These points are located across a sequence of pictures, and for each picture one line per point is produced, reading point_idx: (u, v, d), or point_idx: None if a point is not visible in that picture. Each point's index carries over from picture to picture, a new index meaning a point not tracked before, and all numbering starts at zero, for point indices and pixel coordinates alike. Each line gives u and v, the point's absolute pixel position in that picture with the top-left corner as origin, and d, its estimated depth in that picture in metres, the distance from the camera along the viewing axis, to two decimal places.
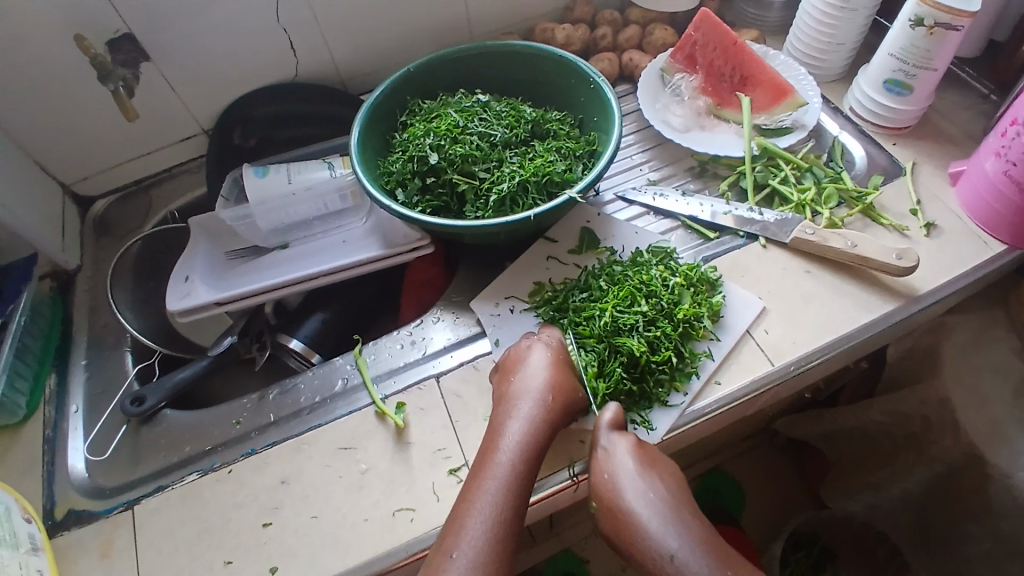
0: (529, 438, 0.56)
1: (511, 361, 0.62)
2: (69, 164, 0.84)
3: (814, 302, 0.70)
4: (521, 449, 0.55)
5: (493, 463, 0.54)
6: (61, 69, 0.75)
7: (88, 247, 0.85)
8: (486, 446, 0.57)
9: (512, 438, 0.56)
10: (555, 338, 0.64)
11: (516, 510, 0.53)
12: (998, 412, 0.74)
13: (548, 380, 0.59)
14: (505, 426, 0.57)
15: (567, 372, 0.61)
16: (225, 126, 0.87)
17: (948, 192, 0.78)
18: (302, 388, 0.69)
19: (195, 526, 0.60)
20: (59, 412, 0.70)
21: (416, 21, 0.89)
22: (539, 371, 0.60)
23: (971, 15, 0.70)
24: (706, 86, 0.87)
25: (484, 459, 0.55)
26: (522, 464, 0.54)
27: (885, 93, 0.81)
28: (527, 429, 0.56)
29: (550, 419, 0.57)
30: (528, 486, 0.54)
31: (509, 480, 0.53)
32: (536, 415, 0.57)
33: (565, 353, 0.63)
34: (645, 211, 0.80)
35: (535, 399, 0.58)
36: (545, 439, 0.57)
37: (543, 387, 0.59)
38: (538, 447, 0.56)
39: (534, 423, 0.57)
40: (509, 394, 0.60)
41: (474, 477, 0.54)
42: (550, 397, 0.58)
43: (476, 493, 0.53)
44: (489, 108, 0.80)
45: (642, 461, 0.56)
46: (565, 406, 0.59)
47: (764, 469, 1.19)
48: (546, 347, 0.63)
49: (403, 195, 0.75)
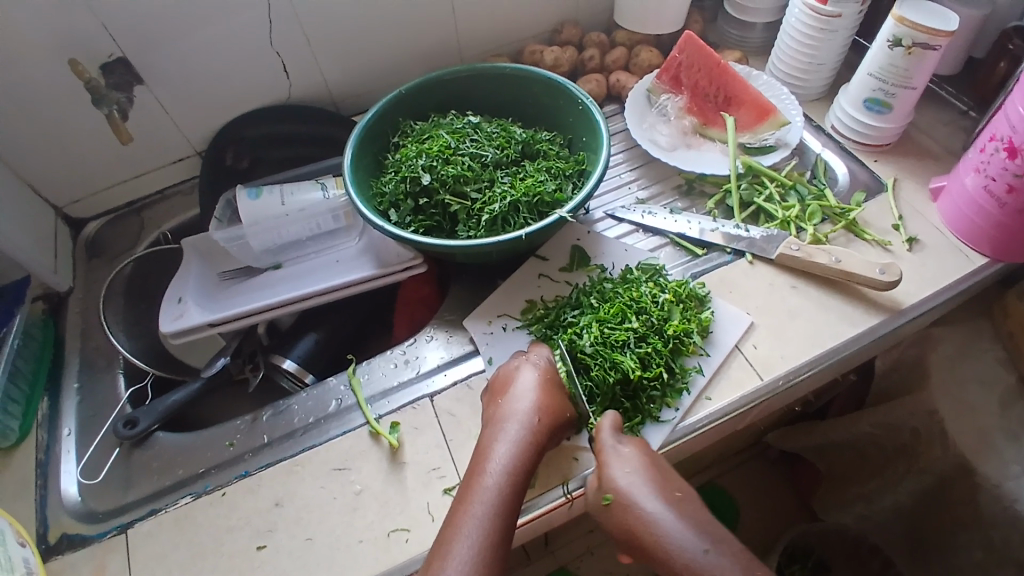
0: (517, 462, 0.56)
1: (501, 382, 0.63)
2: (61, 187, 0.84)
3: (801, 317, 0.71)
4: (508, 472, 0.55)
5: (479, 486, 0.54)
6: (54, 92, 0.76)
7: (80, 270, 0.85)
8: (473, 468, 0.57)
9: (499, 462, 0.56)
10: (544, 356, 0.65)
11: (503, 533, 0.53)
12: (985, 421, 0.75)
13: (536, 402, 0.59)
14: (493, 449, 0.57)
15: (555, 393, 0.61)
16: (218, 147, 0.88)
17: (929, 208, 0.80)
18: (296, 409, 0.69)
19: (189, 550, 0.60)
20: (51, 434, 0.70)
21: (408, 43, 0.91)
22: (527, 393, 0.60)
23: (947, 35, 0.73)
24: (692, 106, 0.90)
25: (471, 483, 0.55)
26: (509, 487, 0.55)
27: (865, 112, 0.84)
28: (514, 452, 0.56)
29: (538, 441, 0.58)
30: (515, 509, 0.55)
31: (496, 504, 0.54)
32: (524, 437, 0.57)
33: (554, 372, 0.64)
34: (634, 228, 0.81)
35: (523, 422, 0.58)
36: (532, 462, 0.57)
37: (531, 409, 0.59)
38: (525, 470, 0.56)
39: (521, 446, 0.57)
40: (498, 415, 0.60)
41: (461, 500, 0.55)
42: (537, 419, 0.59)
43: (463, 517, 0.53)
44: (480, 129, 0.81)
45: (649, 464, 0.57)
46: (552, 428, 0.59)
47: (758, 482, 1.20)
48: (535, 367, 0.63)
49: (396, 215, 0.76)
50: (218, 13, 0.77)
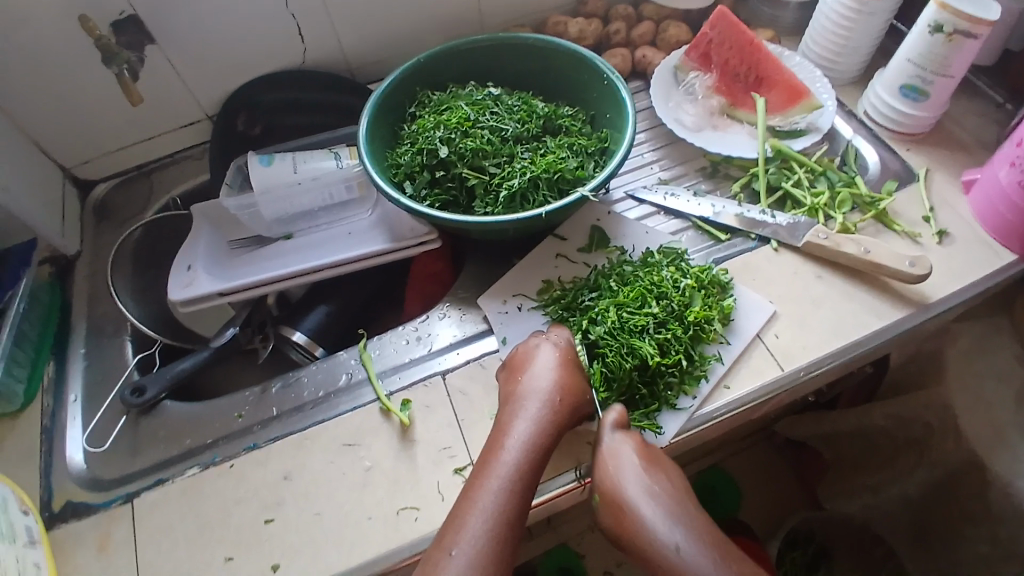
0: (535, 440, 0.55)
1: (519, 360, 0.61)
2: (69, 147, 0.82)
3: (825, 307, 0.69)
4: (525, 449, 0.54)
5: (496, 462, 0.54)
6: (63, 50, 0.73)
7: (88, 233, 0.84)
8: (490, 445, 0.56)
9: (518, 439, 0.55)
10: (564, 336, 0.63)
11: (518, 510, 0.52)
12: (1002, 421, 0.73)
13: (556, 380, 0.58)
14: (511, 426, 0.56)
15: (575, 372, 0.60)
16: (229, 112, 0.86)
17: (961, 200, 0.77)
18: (306, 382, 0.68)
19: (195, 520, 0.59)
20: (57, 400, 0.69)
21: (428, 9, 0.87)
22: (547, 371, 0.59)
23: (989, 24, 0.69)
24: (720, 85, 0.86)
25: (487, 458, 0.54)
26: (527, 465, 0.54)
27: (900, 99, 0.81)
28: (532, 430, 0.55)
29: (557, 420, 0.57)
30: (531, 488, 0.54)
31: (513, 480, 0.53)
32: (543, 416, 0.56)
33: (574, 352, 0.62)
34: (656, 210, 0.79)
35: (542, 400, 0.57)
36: (550, 441, 0.56)
37: (551, 388, 0.58)
38: (543, 449, 0.55)
39: (540, 423, 0.56)
40: (517, 392, 0.59)
41: (477, 475, 0.54)
42: (557, 399, 0.57)
43: (478, 492, 0.52)
44: (500, 101, 0.78)
45: (644, 456, 0.56)
46: (572, 407, 0.58)
47: (762, 469, 1.19)
48: (555, 346, 0.62)
49: (412, 188, 0.74)
50: None
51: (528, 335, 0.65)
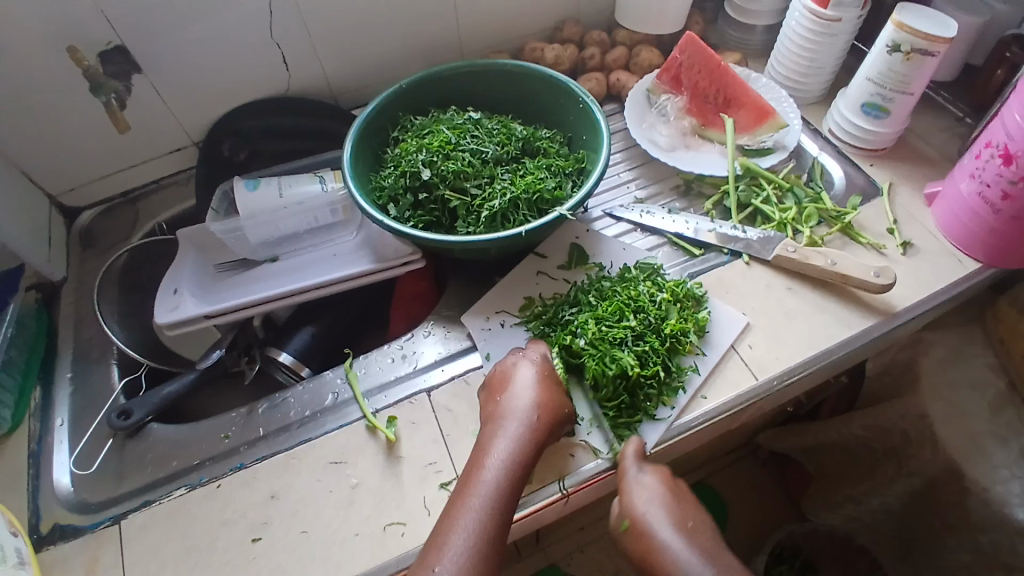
0: (515, 457, 0.56)
1: (499, 379, 0.63)
2: (55, 175, 0.83)
3: (797, 318, 0.72)
4: (506, 468, 0.56)
5: (478, 480, 0.55)
6: (51, 79, 0.74)
7: (74, 259, 0.85)
8: (472, 464, 0.57)
9: (498, 457, 0.56)
10: (541, 353, 0.65)
11: (500, 526, 0.53)
12: (976, 427, 0.76)
13: (535, 399, 0.60)
14: (492, 445, 0.57)
15: (553, 389, 0.62)
16: (215, 138, 0.87)
17: (924, 213, 0.80)
18: (292, 403, 0.69)
19: (182, 542, 0.60)
20: (44, 425, 0.69)
21: (409, 37, 0.90)
22: (526, 389, 0.61)
23: (946, 41, 0.73)
24: (691, 107, 0.90)
25: (469, 477, 0.56)
26: (507, 482, 0.55)
27: (863, 116, 0.84)
28: (513, 448, 0.57)
29: (537, 437, 0.58)
30: (512, 504, 0.55)
31: (494, 498, 0.54)
32: (523, 434, 0.57)
33: (551, 369, 0.64)
34: (632, 228, 0.81)
35: (522, 419, 0.58)
36: (531, 458, 0.57)
37: (530, 405, 0.59)
38: (523, 467, 0.56)
39: (520, 442, 0.57)
40: (498, 411, 0.60)
41: (460, 493, 0.55)
42: (536, 416, 0.59)
43: (461, 510, 0.53)
44: (480, 125, 0.81)
45: (667, 492, 0.60)
46: (552, 423, 0.59)
47: (746, 482, 1.21)
48: (533, 364, 0.63)
49: (395, 209, 0.76)
50: (220, 3, 0.76)
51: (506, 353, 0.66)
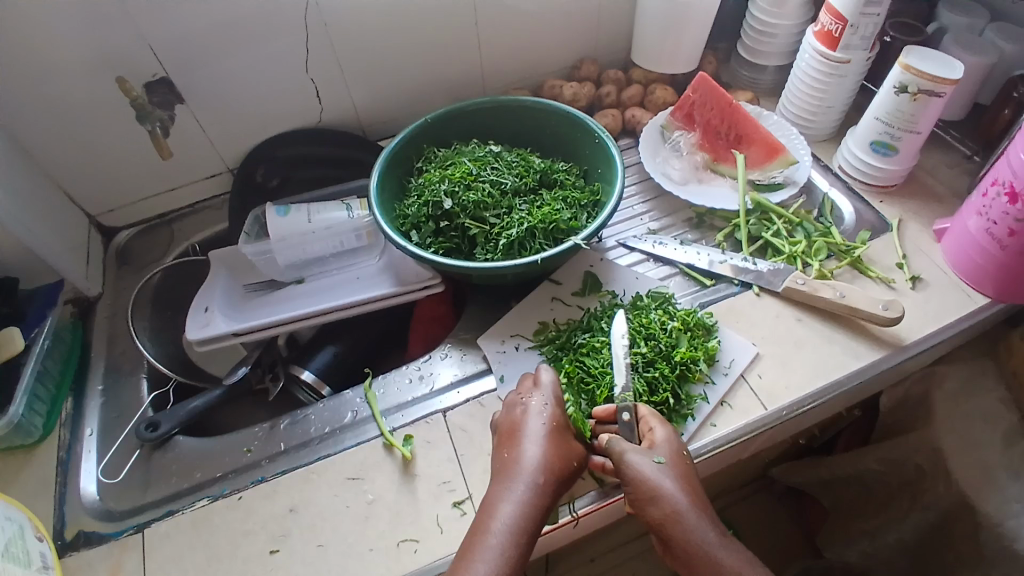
0: (522, 521, 0.56)
1: (509, 431, 0.63)
2: (97, 196, 0.88)
3: (806, 348, 0.73)
4: (513, 531, 0.55)
5: (485, 544, 0.54)
6: (99, 107, 0.80)
7: (109, 277, 0.89)
8: (478, 523, 0.57)
9: (505, 520, 0.56)
10: (553, 402, 0.64)
11: None
12: (989, 460, 0.75)
13: (543, 459, 0.59)
14: (499, 505, 0.57)
15: (561, 448, 0.61)
16: (249, 166, 0.92)
17: (934, 247, 0.82)
18: (312, 419, 0.72)
19: (204, 551, 0.62)
20: (74, 434, 0.73)
21: (435, 73, 0.96)
22: (535, 447, 0.60)
23: (952, 83, 0.76)
24: (703, 143, 0.93)
25: (474, 538, 0.55)
26: (513, 546, 0.55)
27: (872, 154, 0.87)
28: (520, 511, 0.56)
29: (545, 500, 0.58)
30: (518, 568, 0.55)
31: (500, 563, 0.53)
32: (528, 497, 0.57)
33: (562, 421, 0.63)
34: (645, 257, 0.84)
35: (530, 480, 0.58)
36: (538, 520, 0.57)
37: (537, 466, 0.59)
38: (530, 531, 0.56)
39: (527, 505, 0.57)
40: (506, 468, 0.60)
41: (465, 554, 0.55)
42: (543, 478, 0.58)
43: (465, 573, 0.53)
44: (500, 158, 0.85)
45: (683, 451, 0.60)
46: (559, 484, 0.59)
47: (761, 516, 1.20)
48: (543, 417, 0.63)
49: (417, 236, 0.79)
50: (258, 39, 0.82)
51: (512, 399, 0.66)
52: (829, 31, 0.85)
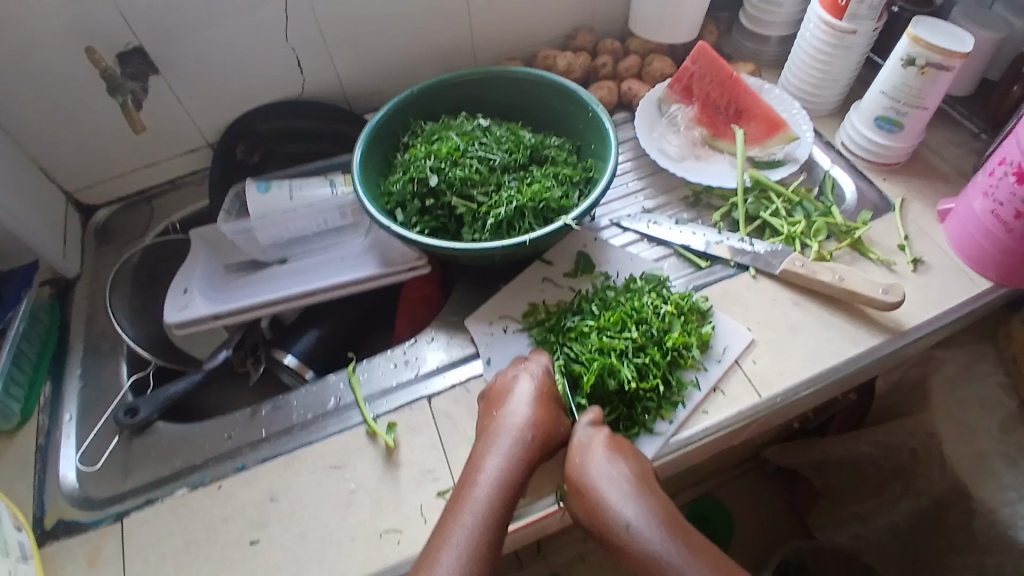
0: (508, 475, 0.56)
1: (497, 393, 0.62)
2: (73, 172, 0.85)
3: (802, 333, 0.71)
4: (498, 485, 0.55)
5: (469, 497, 0.54)
6: (69, 78, 0.76)
7: (88, 256, 0.86)
8: (464, 479, 0.57)
9: (491, 474, 0.56)
10: (541, 366, 0.64)
11: (492, 544, 0.52)
12: (985, 447, 0.74)
13: (530, 417, 0.59)
14: (484, 461, 0.57)
15: (549, 407, 0.61)
16: (230, 140, 0.89)
17: (937, 229, 0.79)
18: (295, 405, 0.70)
19: (183, 539, 0.61)
20: (52, 419, 0.71)
21: (424, 42, 0.91)
22: (522, 406, 0.60)
23: (962, 57, 0.72)
24: (702, 117, 0.90)
25: (461, 494, 0.55)
26: (500, 499, 0.54)
27: (876, 130, 0.83)
28: (505, 465, 0.56)
29: (530, 457, 0.58)
30: (505, 522, 0.54)
31: (487, 515, 0.53)
32: (515, 452, 0.57)
33: (550, 384, 0.63)
34: (640, 237, 0.81)
35: (515, 437, 0.58)
36: (522, 475, 0.57)
37: (523, 423, 0.59)
38: (515, 485, 0.56)
39: (513, 459, 0.57)
40: (492, 427, 0.60)
41: (452, 509, 0.54)
42: (530, 436, 0.58)
43: (452, 525, 0.53)
44: (489, 132, 0.81)
45: (611, 443, 0.58)
46: (545, 443, 0.59)
47: (753, 495, 1.20)
48: (532, 378, 0.63)
49: (402, 215, 0.76)
50: (235, 8, 0.77)
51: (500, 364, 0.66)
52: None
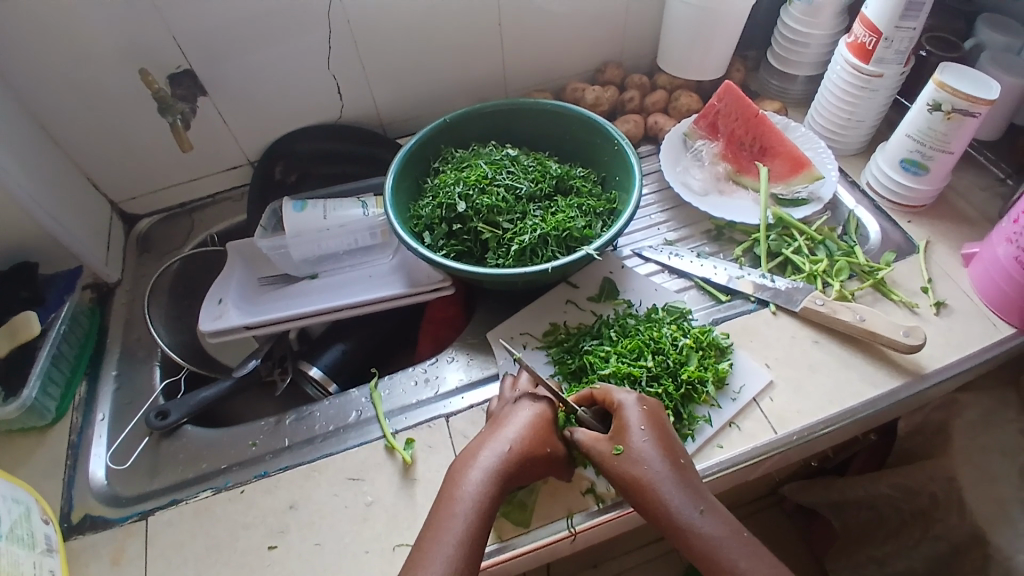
0: (486, 492, 0.56)
1: (493, 417, 0.63)
2: (120, 183, 0.90)
3: (820, 371, 0.71)
4: (478, 502, 0.55)
5: (449, 514, 0.55)
6: (124, 97, 0.81)
7: (130, 263, 0.91)
8: (446, 491, 0.57)
9: (470, 490, 0.56)
10: (538, 393, 0.65)
11: (473, 562, 0.53)
12: (1006, 494, 0.72)
13: (517, 440, 0.60)
14: (465, 477, 0.57)
15: (540, 433, 0.61)
16: (269, 160, 0.93)
17: (960, 272, 0.79)
18: (318, 416, 0.72)
19: (204, 543, 0.63)
20: (85, 418, 0.74)
21: (458, 73, 0.95)
22: (509, 430, 0.61)
23: (988, 104, 0.72)
24: (726, 153, 0.91)
25: (440, 511, 0.55)
26: (479, 516, 0.55)
27: (901, 172, 0.84)
28: (486, 480, 0.57)
29: (512, 476, 0.58)
30: (483, 541, 0.54)
31: (465, 534, 0.53)
32: (496, 471, 0.57)
33: (548, 412, 0.63)
34: (660, 268, 0.83)
35: (499, 456, 0.58)
36: (503, 491, 0.57)
37: (509, 445, 0.59)
38: (495, 499, 0.56)
39: (494, 477, 0.57)
40: (478, 444, 0.60)
41: (432, 526, 0.54)
42: (515, 457, 0.58)
43: (431, 542, 0.53)
44: (517, 162, 0.84)
45: (647, 416, 0.60)
46: (531, 466, 0.59)
47: (771, 534, 1.17)
48: (527, 405, 0.63)
49: (429, 238, 0.79)
50: (281, 36, 0.82)
51: (510, 395, 0.66)
52: (863, 44, 0.82)
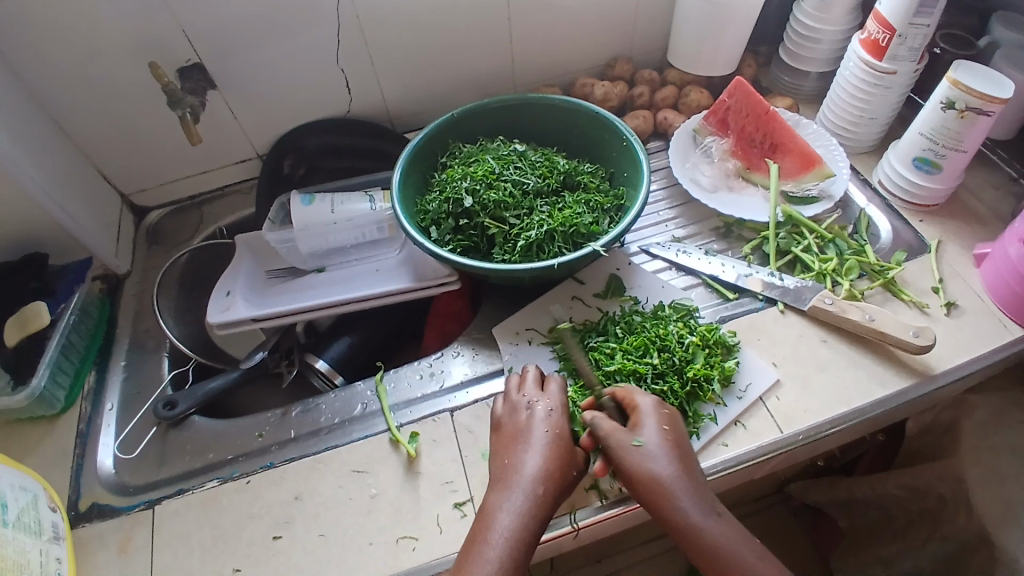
0: (518, 531, 0.55)
1: (510, 435, 0.62)
2: (130, 176, 0.91)
3: (827, 370, 0.71)
4: (511, 542, 0.54)
5: (482, 557, 0.53)
6: (134, 90, 0.82)
7: (139, 255, 0.91)
8: (477, 529, 0.56)
9: (501, 532, 0.55)
10: (554, 406, 0.63)
11: None
12: (1014, 495, 0.71)
13: (542, 468, 0.58)
14: (495, 516, 0.56)
15: (563, 457, 0.60)
16: (277, 154, 0.93)
17: (972, 272, 0.78)
18: (323, 409, 0.73)
19: (210, 532, 0.63)
20: (94, 407, 0.75)
21: (466, 68, 0.95)
22: (533, 458, 0.59)
23: (1002, 102, 0.71)
24: (737, 149, 0.90)
25: (471, 552, 0.54)
26: (513, 558, 0.54)
27: (914, 170, 0.83)
28: (517, 520, 0.55)
29: (543, 509, 0.57)
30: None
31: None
32: (526, 509, 0.56)
33: (564, 428, 0.62)
34: (668, 265, 0.82)
35: (527, 491, 0.57)
36: (536, 527, 0.56)
37: (535, 475, 0.58)
38: (529, 538, 0.55)
39: (524, 515, 0.56)
40: (503, 474, 0.59)
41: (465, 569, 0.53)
42: (541, 488, 0.57)
43: None
44: (524, 157, 0.84)
45: (661, 420, 0.60)
46: (559, 493, 0.58)
47: (777, 532, 1.17)
48: (545, 422, 0.62)
49: (436, 233, 0.79)
50: (289, 29, 0.82)
51: (517, 397, 0.65)
52: (876, 40, 0.81)
